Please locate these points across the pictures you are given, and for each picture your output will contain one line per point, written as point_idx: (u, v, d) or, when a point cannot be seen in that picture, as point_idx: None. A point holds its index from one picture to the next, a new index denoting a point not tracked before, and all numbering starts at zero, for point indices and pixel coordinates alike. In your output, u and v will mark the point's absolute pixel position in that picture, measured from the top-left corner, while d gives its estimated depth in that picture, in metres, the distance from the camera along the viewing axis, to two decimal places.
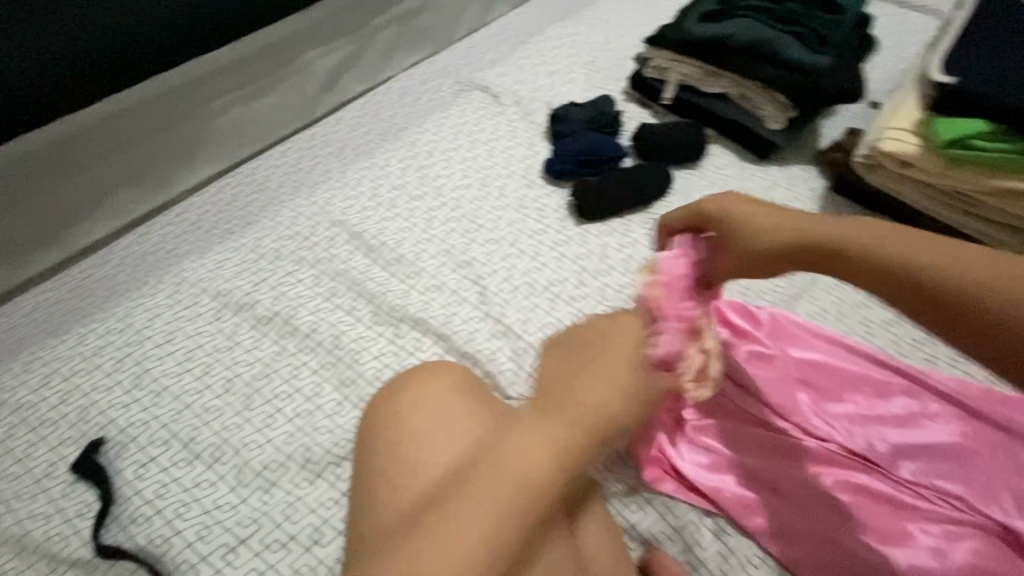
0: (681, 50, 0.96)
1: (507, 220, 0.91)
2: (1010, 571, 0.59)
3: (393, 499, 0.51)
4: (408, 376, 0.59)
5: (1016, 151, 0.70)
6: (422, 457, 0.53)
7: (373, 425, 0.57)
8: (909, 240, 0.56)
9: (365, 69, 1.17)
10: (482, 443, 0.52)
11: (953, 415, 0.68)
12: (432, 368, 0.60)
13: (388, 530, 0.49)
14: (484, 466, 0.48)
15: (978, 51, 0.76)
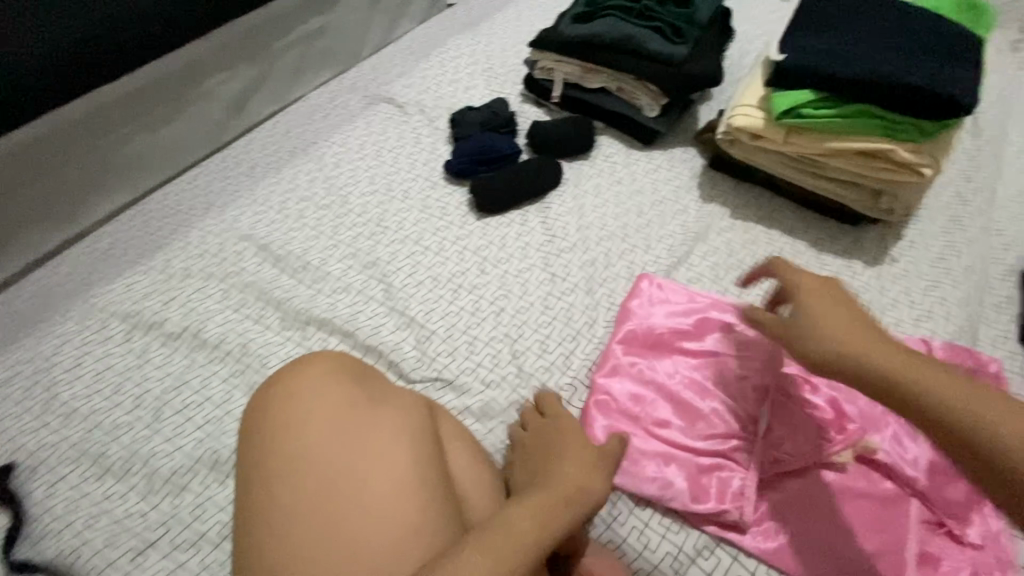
0: (560, 51, 1.04)
1: (412, 220, 0.96)
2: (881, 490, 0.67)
3: (280, 499, 0.54)
4: (283, 375, 0.61)
5: (842, 114, 0.78)
6: (303, 455, 0.56)
7: (254, 424, 0.59)
8: (840, 327, 0.59)
9: (272, 90, 1.20)
10: (363, 436, 0.57)
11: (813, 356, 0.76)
12: (305, 363, 0.62)
13: (285, 532, 0.52)
14: (374, 469, 0.55)
15: (807, 29, 0.85)
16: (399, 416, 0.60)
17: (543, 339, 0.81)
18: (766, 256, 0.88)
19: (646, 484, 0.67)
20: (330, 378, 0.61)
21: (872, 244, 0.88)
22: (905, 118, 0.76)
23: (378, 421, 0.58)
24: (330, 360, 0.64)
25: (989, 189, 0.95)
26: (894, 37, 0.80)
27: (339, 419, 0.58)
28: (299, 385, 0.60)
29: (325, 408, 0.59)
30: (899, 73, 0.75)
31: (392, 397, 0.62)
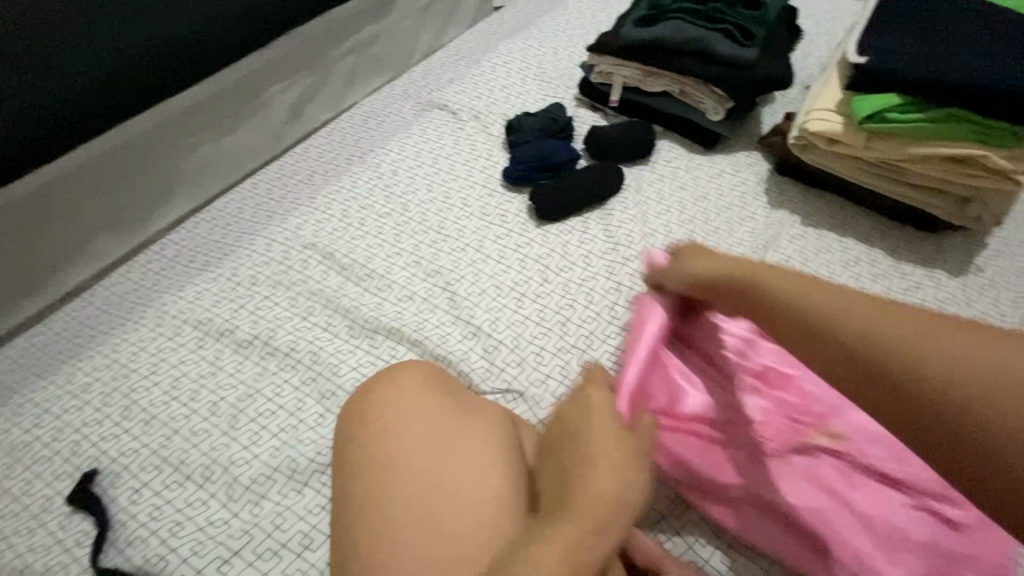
0: (621, 55, 1.02)
1: (472, 227, 0.96)
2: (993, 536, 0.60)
3: (379, 504, 0.53)
4: (375, 379, 0.62)
5: (931, 120, 0.74)
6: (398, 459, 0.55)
7: (346, 429, 0.59)
8: (871, 312, 0.50)
9: (328, 96, 1.22)
10: (456, 441, 0.57)
11: None
12: (395, 368, 0.63)
13: (384, 539, 0.52)
14: (470, 479, 0.55)
15: (886, 33, 0.82)
16: (492, 434, 0.59)
17: (612, 350, 0.80)
18: (842, 265, 0.85)
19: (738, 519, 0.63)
20: (421, 391, 0.60)
21: (956, 253, 0.84)
22: (1000, 124, 0.72)
23: (470, 430, 0.58)
24: (420, 372, 0.63)
25: None
26: (982, 44, 0.77)
27: (432, 434, 0.57)
28: (390, 398, 0.59)
29: (419, 423, 0.57)
30: (991, 78, 0.71)
31: (483, 413, 0.61)
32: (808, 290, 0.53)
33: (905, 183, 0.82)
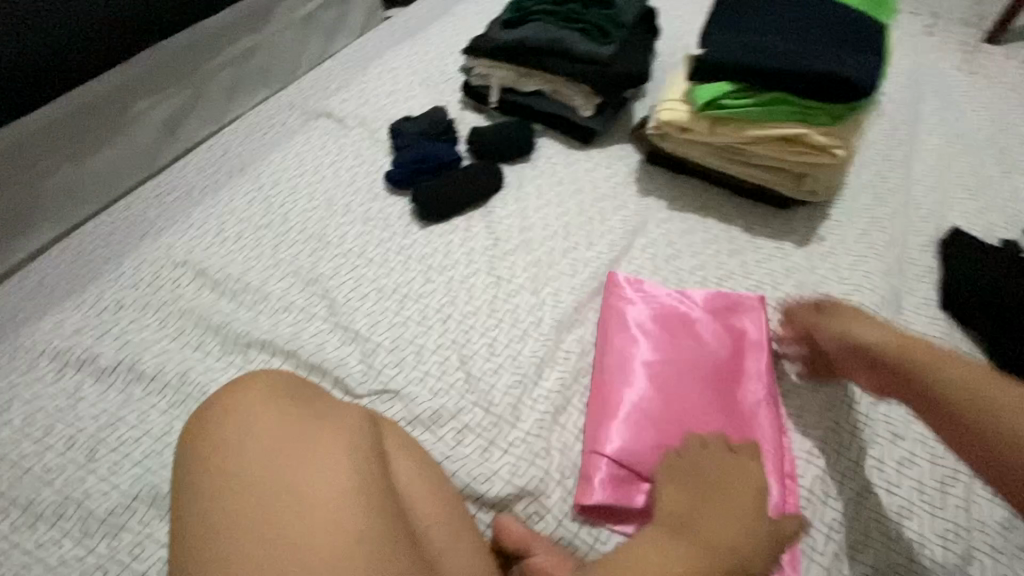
0: (493, 57, 1.05)
1: (354, 233, 0.95)
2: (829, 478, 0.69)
3: (218, 519, 0.52)
4: (219, 398, 0.61)
5: (760, 104, 0.81)
6: (239, 471, 0.54)
7: (190, 449, 0.58)
8: (935, 353, 0.62)
9: (208, 109, 1.18)
10: (299, 444, 0.56)
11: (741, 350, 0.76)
12: (241, 382, 0.62)
13: (220, 553, 0.50)
14: (311, 477, 0.54)
15: (722, 25, 0.88)
16: (341, 428, 0.59)
17: (490, 342, 0.81)
18: (703, 244, 0.91)
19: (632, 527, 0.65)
20: (271, 395, 0.61)
21: (802, 226, 0.92)
22: (819, 104, 0.79)
23: (316, 432, 0.58)
24: (274, 378, 0.64)
25: (906, 166, 1.01)
26: (807, 29, 0.85)
27: (273, 437, 0.56)
28: (240, 404, 0.60)
29: (263, 425, 0.58)
30: (807, 61, 0.78)
31: (335, 411, 0.61)
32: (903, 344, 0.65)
33: (750, 163, 0.88)
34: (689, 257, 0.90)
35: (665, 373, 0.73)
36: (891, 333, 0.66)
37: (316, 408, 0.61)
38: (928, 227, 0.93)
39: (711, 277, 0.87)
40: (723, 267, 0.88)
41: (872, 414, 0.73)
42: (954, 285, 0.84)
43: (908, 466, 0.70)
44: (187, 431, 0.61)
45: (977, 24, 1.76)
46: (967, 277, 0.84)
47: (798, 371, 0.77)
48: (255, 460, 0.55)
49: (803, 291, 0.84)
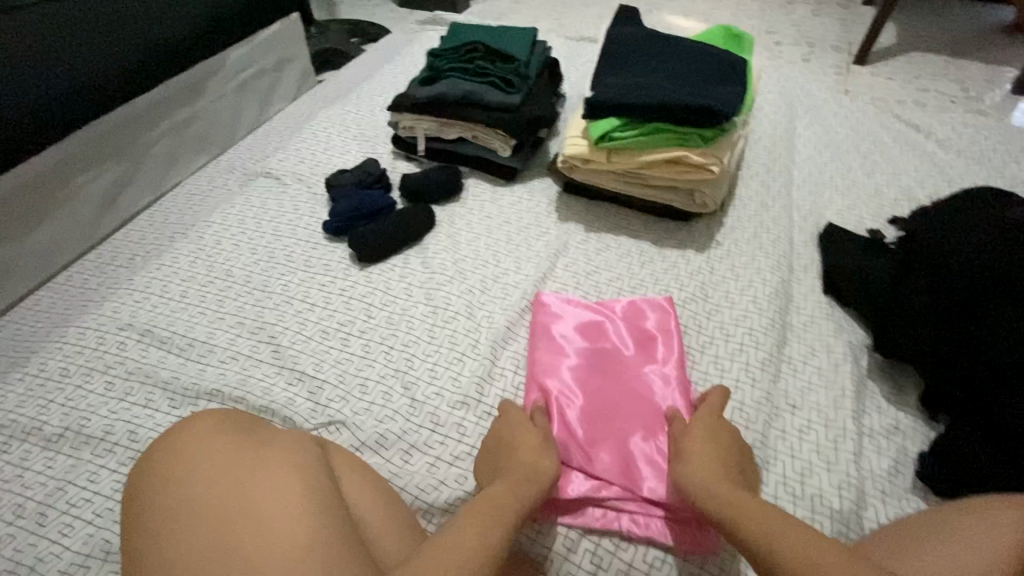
0: (415, 111, 1.17)
1: (296, 280, 1.01)
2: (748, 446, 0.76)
3: (168, 548, 0.55)
4: (169, 440, 0.65)
5: (643, 134, 0.93)
6: (188, 501, 0.58)
7: (139, 489, 0.61)
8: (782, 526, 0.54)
9: (146, 179, 1.24)
10: (247, 470, 0.60)
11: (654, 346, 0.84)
12: (191, 424, 0.67)
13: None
14: (260, 498, 0.58)
15: (607, 71, 1.01)
16: (293, 453, 0.64)
17: (431, 366, 0.86)
18: (617, 258, 1.01)
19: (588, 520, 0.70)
20: (222, 431, 0.65)
21: (701, 234, 1.04)
22: (693, 129, 0.90)
23: (265, 459, 0.62)
24: (223, 417, 0.69)
25: (784, 175, 1.16)
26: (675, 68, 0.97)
27: (222, 467, 0.60)
28: (192, 441, 0.64)
29: (216, 457, 0.62)
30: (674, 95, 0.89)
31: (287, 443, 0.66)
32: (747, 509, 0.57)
33: (648, 184, 1.00)
34: (607, 270, 1.00)
35: (590, 377, 0.81)
36: (735, 500, 0.58)
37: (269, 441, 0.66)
38: (808, 225, 1.07)
39: (626, 286, 0.97)
40: (636, 277, 0.98)
41: (772, 390, 0.82)
42: (829, 270, 0.97)
43: (808, 431, 0.78)
44: (135, 474, 0.63)
45: (845, 51, 2.02)
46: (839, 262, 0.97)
47: (707, 359, 0.86)
48: (209, 487, 0.59)
49: (705, 290, 0.95)
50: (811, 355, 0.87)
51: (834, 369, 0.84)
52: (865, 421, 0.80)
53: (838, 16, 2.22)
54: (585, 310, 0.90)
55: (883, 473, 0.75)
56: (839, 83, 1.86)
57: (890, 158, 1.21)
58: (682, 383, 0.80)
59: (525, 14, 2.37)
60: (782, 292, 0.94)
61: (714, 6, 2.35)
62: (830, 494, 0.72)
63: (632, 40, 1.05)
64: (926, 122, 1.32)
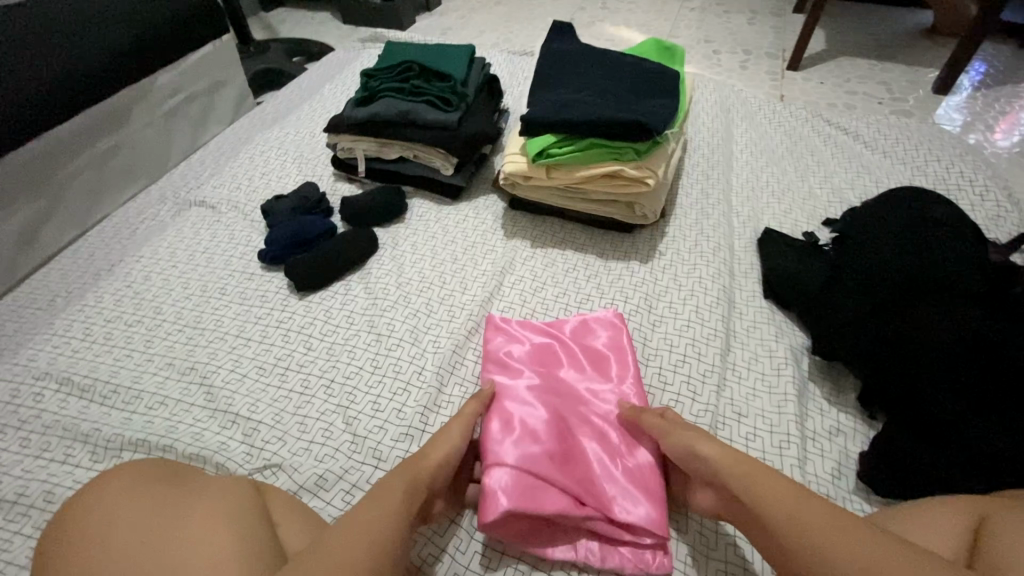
0: (352, 132, 1.14)
1: (231, 315, 0.96)
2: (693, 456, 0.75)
3: None
4: (81, 502, 0.60)
5: (581, 149, 0.93)
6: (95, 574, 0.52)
7: (45, 564, 0.55)
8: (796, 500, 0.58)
9: (68, 214, 1.17)
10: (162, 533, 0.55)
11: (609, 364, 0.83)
12: (106, 482, 0.61)
13: None
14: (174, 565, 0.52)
15: (543, 87, 1.01)
16: (218, 500, 0.60)
17: (374, 399, 0.83)
18: (563, 273, 1.01)
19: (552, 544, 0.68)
20: (138, 485, 0.60)
21: (645, 246, 1.05)
22: (628, 144, 0.91)
23: (183, 518, 0.57)
24: (142, 467, 0.64)
25: (723, 182, 1.18)
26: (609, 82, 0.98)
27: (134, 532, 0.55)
28: (107, 499, 0.59)
29: (128, 512, 0.57)
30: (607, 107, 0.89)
31: (214, 491, 0.61)
32: (762, 480, 0.61)
33: (589, 198, 1.00)
34: (553, 286, 0.99)
35: (550, 392, 0.78)
36: (750, 470, 0.62)
37: (191, 490, 0.61)
38: (747, 230, 1.09)
39: (572, 301, 0.96)
40: (582, 291, 0.98)
41: (717, 399, 0.83)
42: (769, 274, 0.99)
43: (754, 439, 0.79)
44: (44, 546, 0.58)
45: (779, 57, 2.10)
46: (778, 265, 0.99)
47: (653, 372, 0.86)
48: (119, 542, 0.54)
49: (650, 302, 0.95)
50: (754, 360, 0.88)
51: (777, 373, 0.86)
52: (808, 423, 0.82)
53: (772, 24, 2.31)
54: (541, 330, 0.88)
55: (827, 475, 0.76)
56: (775, 89, 1.93)
57: (822, 161, 1.25)
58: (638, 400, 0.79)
59: (470, 30, 2.37)
60: (724, 299, 0.95)
61: (655, 18, 2.41)
62: None
63: (566, 56, 1.06)
64: (854, 125, 1.37)
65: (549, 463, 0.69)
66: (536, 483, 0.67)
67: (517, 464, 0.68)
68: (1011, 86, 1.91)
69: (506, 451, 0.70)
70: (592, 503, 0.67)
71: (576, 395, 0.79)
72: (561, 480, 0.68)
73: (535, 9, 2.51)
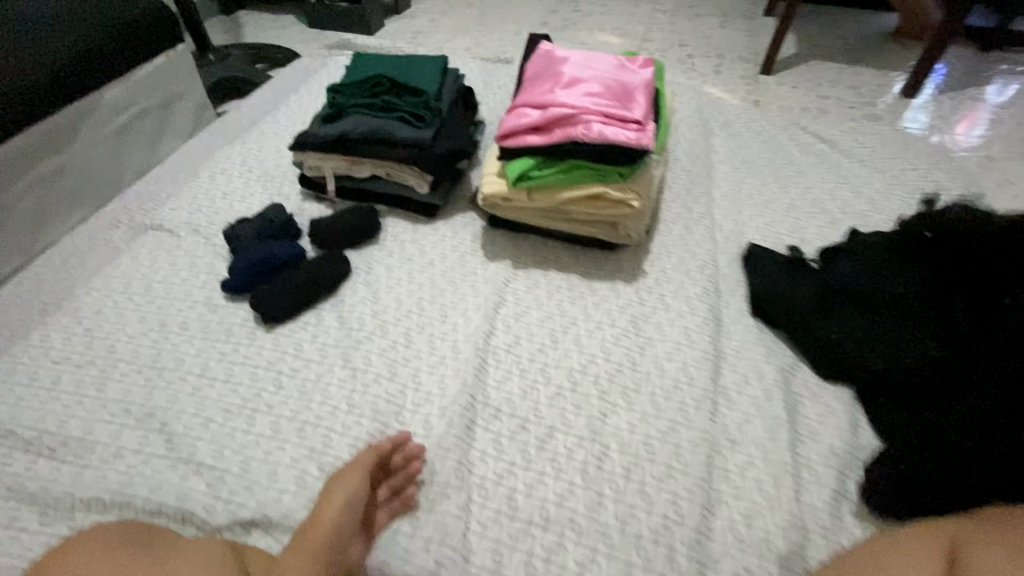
0: (319, 149, 1.08)
1: (192, 352, 0.90)
2: (599, 74, 0.97)
3: None
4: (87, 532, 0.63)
5: (561, 171, 0.89)
6: None
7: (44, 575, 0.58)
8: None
9: (11, 245, 1.09)
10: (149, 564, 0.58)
11: (552, 90, 0.93)
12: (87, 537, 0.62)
13: None
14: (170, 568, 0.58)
15: (519, 100, 0.96)
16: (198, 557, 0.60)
17: (351, 442, 0.78)
18: (547, 295, 0.97)
19: (626, 122, 0.87)
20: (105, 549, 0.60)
21: (630, 263, 1.02)
22: (611, 166, 0.87)
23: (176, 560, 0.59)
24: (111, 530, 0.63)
25: (705, 195, 1.16)
26: (580, 88, 0.93)
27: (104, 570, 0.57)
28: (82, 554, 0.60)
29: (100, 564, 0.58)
30: (595, 112, 0.88)
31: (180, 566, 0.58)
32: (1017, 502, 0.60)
33: (573, 220, 0.97)
34: (536, 311, 0.95)
35: (553, 101, 0.90)
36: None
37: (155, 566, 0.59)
38: (731, 245, 1.06)
39: (555, 327, 0.92)
40: (567, 315, 0.94)
41: (711, 427, 0.80)
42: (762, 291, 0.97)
43: (749, 469, 0.76)
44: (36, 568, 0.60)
45: (752, 62, 2.09)
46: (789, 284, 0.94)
47: (644, 399, 0.82)
48: None
49: (637, 324, 0.92)
50: (745, 384, 0.85)
51: (768, 397, 0.83)
52: (802, 450, 0.79)
53: (743, 27, 2.31)
54: (531, 116, 0.90)
55: (825, 505, 0.73)
56: (748, 93, 1.92)
57: (802, 171, 1.24)
58: (568, 81, 0.95)
59: (441, 34, 2.31)
60: (711, 320, 0.92)
61: (627, 21, 2.40)
62: (776, 536, 0.70)
63: (543, 68, 1.02)
64: (831, 134, 1.37)
65: (602, 116, 0.87)
66: (599, 117, 0.87)
67: (584, 119, 0.87)
68: (989, 92, 1.88)
69: (545, 133, 0.89)
70: (613, 104, 0.89)
71: (548, 93, 0.93)
72: (594, 112, 0.88)
73: (507, 11, 2.46)
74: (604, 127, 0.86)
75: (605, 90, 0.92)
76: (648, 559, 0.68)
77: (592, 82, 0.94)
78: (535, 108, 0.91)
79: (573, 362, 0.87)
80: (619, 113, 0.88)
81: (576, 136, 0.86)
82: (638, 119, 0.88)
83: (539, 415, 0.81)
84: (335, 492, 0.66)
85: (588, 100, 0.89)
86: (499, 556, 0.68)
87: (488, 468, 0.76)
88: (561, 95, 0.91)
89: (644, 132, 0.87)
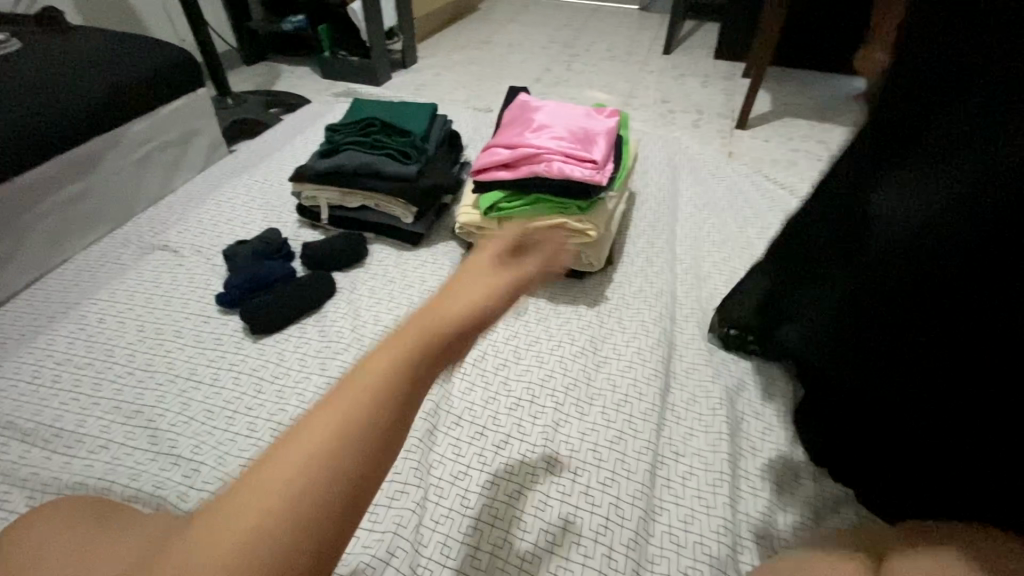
0: (315, 181, 1.19)
1: (183, 357, 0.98)
2: (566, 120, 1.09)
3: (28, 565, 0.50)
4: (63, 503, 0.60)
5: (527, 203, 1.00)
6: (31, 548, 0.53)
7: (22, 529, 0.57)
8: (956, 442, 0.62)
9: (29, 258, 1.19)
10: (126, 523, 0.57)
11: (522, 133, 1.05)
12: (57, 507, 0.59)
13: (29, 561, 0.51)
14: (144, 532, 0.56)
15: (494, 142, 1.08)
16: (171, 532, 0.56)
17: None
18: (515, 316, 1.05)
19: (583, 162, 0.98)
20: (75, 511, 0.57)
21: (593, 290, 1.10)
22: (571, 200, 0.98)
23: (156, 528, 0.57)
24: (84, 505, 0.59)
25: (668, 232, 1.26)
26: (546, 132, 1.05)
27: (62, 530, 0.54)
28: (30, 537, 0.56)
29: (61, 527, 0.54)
30: (555, 152, 0.99)
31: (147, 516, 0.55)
32: None
33: None
34: (503, 331, 1.02)
35: (520, 143, 1.02)
36: None
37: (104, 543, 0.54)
38: (689, 277, 1.15)
39: (518, 344, 0.99)
40: (531, 334, 1.01)
41: (657, 439, 0.85)
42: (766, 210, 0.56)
43: (690, 478, 0.81)
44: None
45: (729, 118, 2.25)
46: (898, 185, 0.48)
47: (596, 411, 0.89)
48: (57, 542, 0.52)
49: (596, 343, 0.99)
50: (692, 401, 0.91)
51: (712, 413, 0.89)
52: (741, 463, 0.84)
53: (723, 87, 2.49)
54: (500, 155, 1.01)
55: (758, 513, 0.78)
56: (722, 146, 2.06)
57: (760, 214, 1.34)
58: (537, 126, 1.06)
59: (442, 87, 2.51)
60: (665, 341, 0.99)
61: (615, 80, 2.59)
62: (710, 539, 0.74)
63: (518, 114, 1.14)
64: (790, 182, 1.48)
65: (561, 156, 0.98)
66: (559, 157, 0.98)
67: (546, 159, 0.98)
68: None
69: (513, 170, 1.00)
70: (573, 145, 1.01)
71: (518, 136, 1.05)
72: (554, 152, 0.99)
73: (505, 69, 2.67)
74: (563, 165, 0.97)
75: (567, 134, 1.04)
76: (588, 556, 0.72)
77: (557, 127, 1.06)
78: (505, 148, 1.03)
79: (533, 376, 0.94)
80: (577, 154, 0.99)
81: (537, 173, 0.97)
82: (595, 159, 0.99)
83: (497, 423, 0.87)
84: (456, 294, 0.59)
85: (550, 143, 1.01)
86: (448, 549, 0.73)
87: (446, 470, 0.81)
88: (529, 137, 1.03)
89: (599, 171, 0.98)
